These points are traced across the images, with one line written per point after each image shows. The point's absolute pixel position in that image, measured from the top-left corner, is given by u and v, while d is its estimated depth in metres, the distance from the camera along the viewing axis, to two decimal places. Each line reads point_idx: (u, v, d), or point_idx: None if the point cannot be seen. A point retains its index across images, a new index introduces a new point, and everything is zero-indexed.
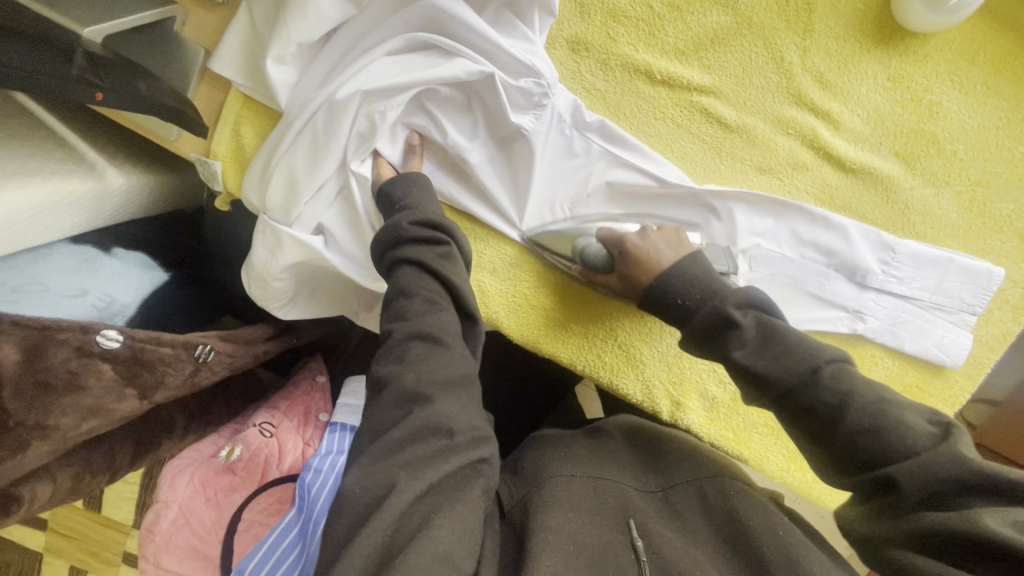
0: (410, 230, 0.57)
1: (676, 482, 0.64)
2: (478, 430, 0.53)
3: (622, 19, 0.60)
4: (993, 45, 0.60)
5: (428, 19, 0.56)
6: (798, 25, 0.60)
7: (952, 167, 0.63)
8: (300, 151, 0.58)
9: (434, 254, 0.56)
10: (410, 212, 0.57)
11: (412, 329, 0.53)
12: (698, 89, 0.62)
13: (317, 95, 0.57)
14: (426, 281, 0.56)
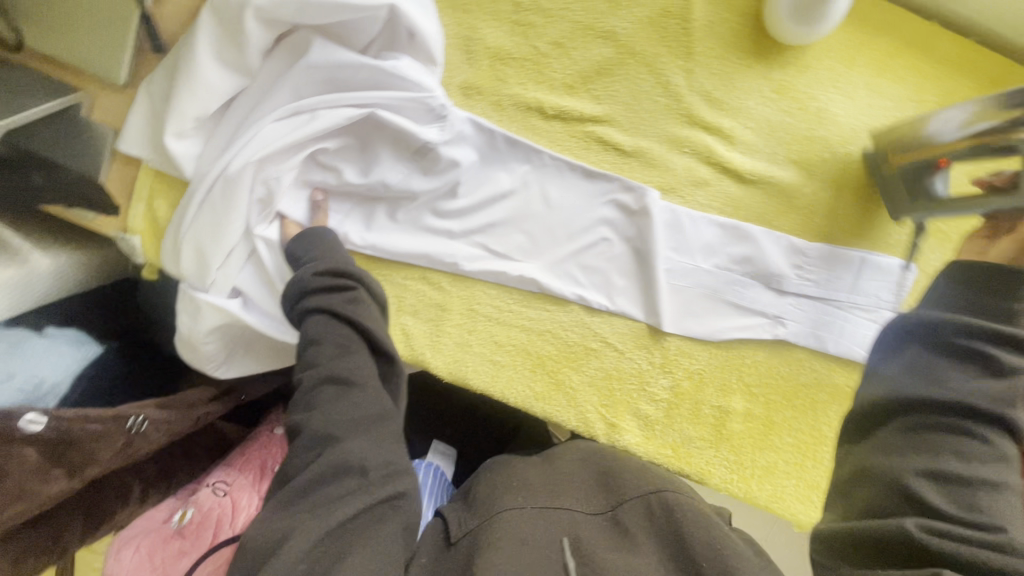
0: (313, 278, 0.57)
1: (625, 498, 0.61)
2: (393, 465, 0.51)
3: (508, 61, 0.62)
4: (870, 48, 0.62)
5: (308, 81, 0.58)
6: (679, 49, 0.62)
7: (849, 168, 0.64)
8: (203, 223, 0.60)
9: (343, 300, 0.57)
10: (314, 264, 0.58)
11: (321, 375, 0.53)
12: (590, 119, 0.63)
13: (213, 168, 0.59)
14: (334, 326, 0.56)
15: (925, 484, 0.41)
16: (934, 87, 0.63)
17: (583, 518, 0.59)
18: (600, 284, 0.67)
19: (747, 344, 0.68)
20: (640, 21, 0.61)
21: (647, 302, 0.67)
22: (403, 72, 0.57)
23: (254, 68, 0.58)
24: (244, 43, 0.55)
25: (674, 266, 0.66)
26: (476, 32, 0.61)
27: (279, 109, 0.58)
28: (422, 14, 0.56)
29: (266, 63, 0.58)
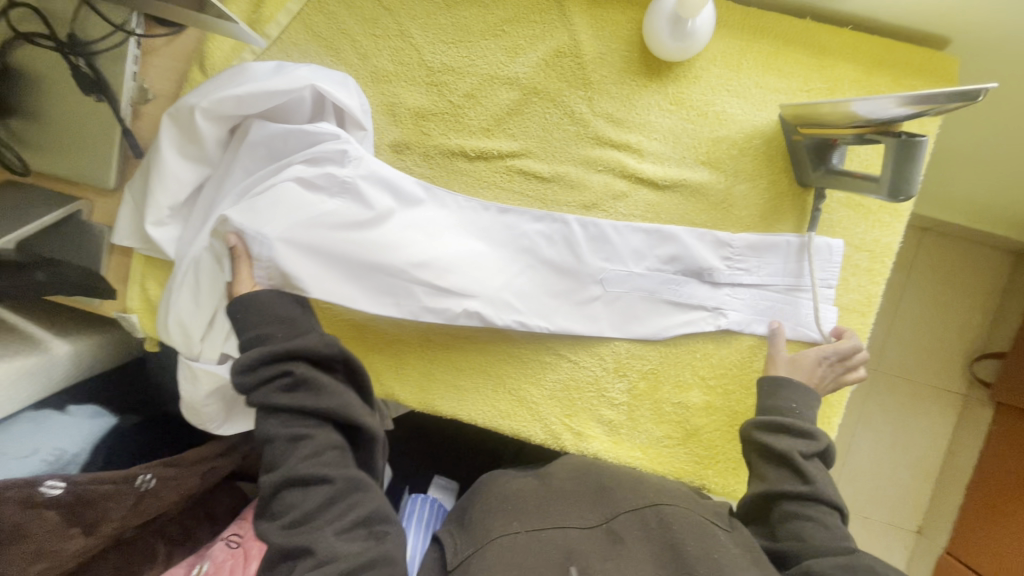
0: (257, 377, 0.54)
1: (621, 512, 0.59)
2: (361, 517, 0.52)
3: (429, 117, 0.70)
4: (753, 51, 0.67)
5: (252, 156, 0.67)
6: (578, 82, 0.69)
7: (759, 160, 0.68)
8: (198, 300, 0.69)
9: (288, 385, 0.54)
10: (251, 350, 0.55)
11: (288, 478, 0.51)
12: (509, 155, 0.70)
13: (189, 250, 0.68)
14: (288, 419, 0.54)
15: (803, 510, 0.56)
16: (822, 75, 0.67)
17: (578, 533, 0.57)
18: (538, 307, 0.70)
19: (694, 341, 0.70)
20: (538, 64, 0.69)
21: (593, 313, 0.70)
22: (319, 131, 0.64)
23: (213, 158, 0.68)
24: (199, 138, 0.65)
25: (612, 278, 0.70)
26: (397, 97, 0.70)
27: (233, 186, 0.67)
28: (343, 89, 0.65)
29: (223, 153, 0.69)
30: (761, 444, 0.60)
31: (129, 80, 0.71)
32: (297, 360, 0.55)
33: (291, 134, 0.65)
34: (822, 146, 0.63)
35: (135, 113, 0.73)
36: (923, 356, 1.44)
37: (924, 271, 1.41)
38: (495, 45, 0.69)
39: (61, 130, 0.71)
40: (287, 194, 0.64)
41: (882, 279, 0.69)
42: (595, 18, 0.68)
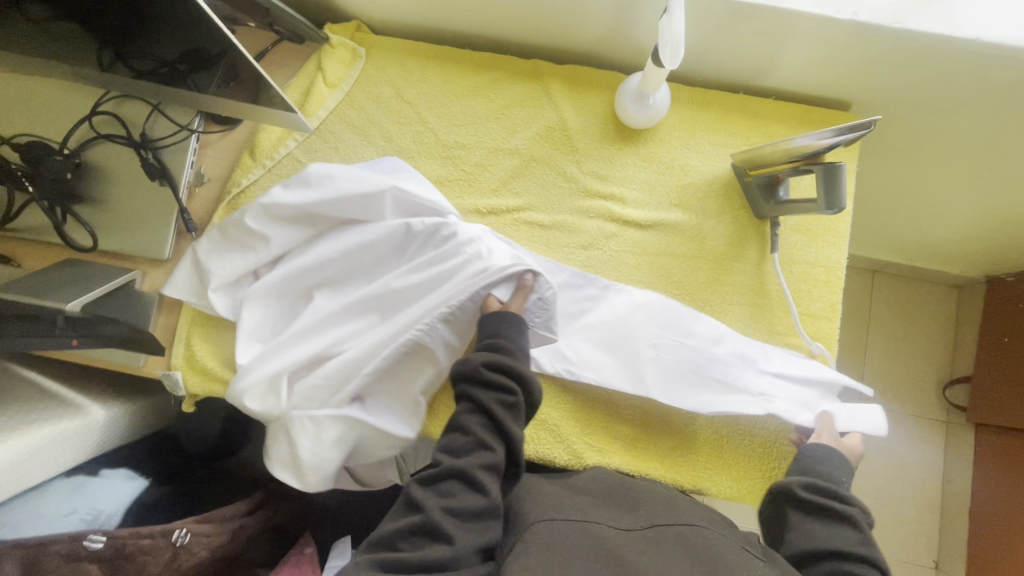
0: (470, 376, 0.63)
1: (658, 523, 0.62)
2: (484, 534, 0.57)
3: (446, 183, 0.84)
4: (703, 118, 0.84)
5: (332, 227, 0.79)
6: (567, 149, 0.84)
7: (720, 200, 0.83)
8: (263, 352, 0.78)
9: (502, 399, 0.62)
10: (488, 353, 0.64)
11: (462, 471, 0.58)
12: (516, 209, 0.83)
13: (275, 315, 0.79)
14: (485, 424, 0.61)
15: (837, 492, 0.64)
16: (759, 133, 0.84)
17: (613, 531, 0.60)
18: (568, 341, 0.79)
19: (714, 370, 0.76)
20: (533, 137, 0.85)
21: (614, 358, 0.78)
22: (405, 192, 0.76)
23: (276, 232, 0.78)
24: (272, 211, 0.77)
25: (660, 341, 0.77)
26: (418, 169, 0.85)
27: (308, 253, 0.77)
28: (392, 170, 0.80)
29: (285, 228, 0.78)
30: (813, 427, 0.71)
31: (188, 168, 0.83)
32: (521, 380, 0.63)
33: (341, 201, 0.76)
34: (769, 186, 0.78)
35: (190, 195, 0.85)
36: (898, 386, 1.54)
37: (882, 308, 1.56)
38: (498, 125, 0.85)
39: (125, 211, 0.82)
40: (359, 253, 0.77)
41: (838, 289, 0.81)
42: (576, 101, 0.85)
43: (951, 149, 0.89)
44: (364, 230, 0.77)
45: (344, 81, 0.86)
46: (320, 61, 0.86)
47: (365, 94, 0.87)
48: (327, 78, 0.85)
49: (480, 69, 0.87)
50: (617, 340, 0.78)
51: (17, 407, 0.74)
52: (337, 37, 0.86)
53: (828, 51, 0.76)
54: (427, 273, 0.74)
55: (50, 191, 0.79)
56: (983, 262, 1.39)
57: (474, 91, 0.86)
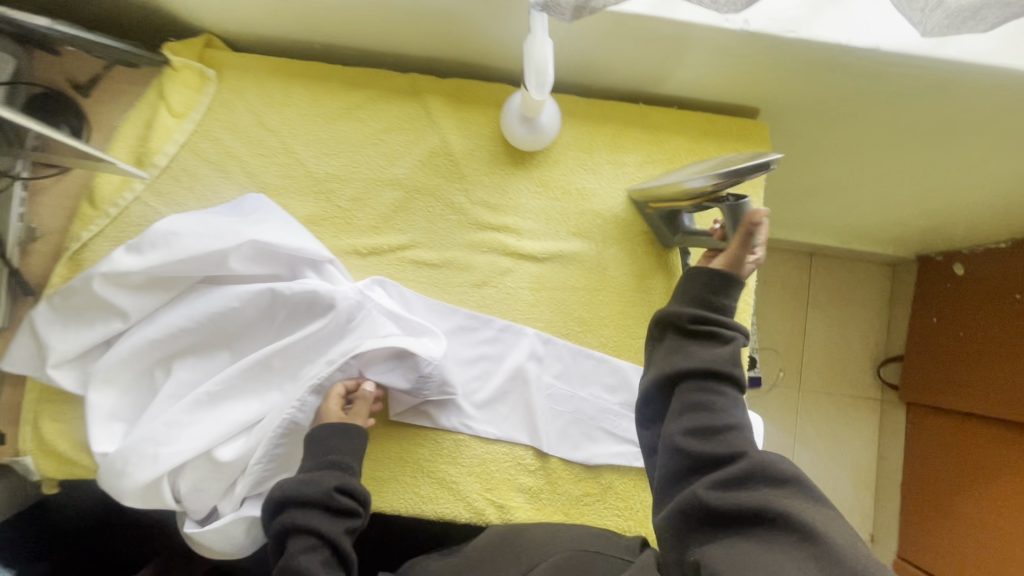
0: (305, 514, 0.63)
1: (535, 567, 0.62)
2: None
3: (320, 223, 0.75)
4: (600, 134, 0.77)
5: (192, 286, 0.70)
6: (453, 176, 0.76)
7: (620, 226, 0.76)
8: (125, 432, 0.70)
9: (331, 520, 0.63)
10: (320, 475, 0.65)
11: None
12: (400, 247, 0.76)
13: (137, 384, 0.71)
14: (316, 554, 0.61)
15: (701, 420, 0.53)
16: (661, 149, 0.77)
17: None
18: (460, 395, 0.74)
19: (609, 416, 0.75)
20: (414, 165, 0.76)
21: (507, 411, 0.75)
22: (266, 240, 0.68)
23: (128, 302, 0.68)
24: (113, 273, 0.66)
25: (554, 392, 0.75)
26: (288, 209, 0.75)
27: (166, 319, 0.69)
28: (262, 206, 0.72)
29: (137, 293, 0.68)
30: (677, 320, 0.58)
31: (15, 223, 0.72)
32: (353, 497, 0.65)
33: (194, 263, 0.67)
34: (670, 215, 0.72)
35: (24, 252, 0.74)
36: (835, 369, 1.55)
37: (821, 294, 1.43)
38: (374, 152, 0.76)
39: None
40: (229, 317, 0.69)
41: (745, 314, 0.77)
42: (460, 121, 0.76)
43: (863, 148, 0.85)
44: (228, 292, 0.69)
45: (192, 109, 0.75)
46: (162, 87, 0.74)
47: (220, 122, 0.76)
48: (171, 107, 0.74)
49: (350, 88, 0.77)
50: (510, 392, 0.75)
51: None
52: (179, 58, 0.74)
53: (724, 61, 0.69)
54: (298, 343, 0.69)
55: None
56: (911, 245, 1.30)
57: (346, 114, 0.76)
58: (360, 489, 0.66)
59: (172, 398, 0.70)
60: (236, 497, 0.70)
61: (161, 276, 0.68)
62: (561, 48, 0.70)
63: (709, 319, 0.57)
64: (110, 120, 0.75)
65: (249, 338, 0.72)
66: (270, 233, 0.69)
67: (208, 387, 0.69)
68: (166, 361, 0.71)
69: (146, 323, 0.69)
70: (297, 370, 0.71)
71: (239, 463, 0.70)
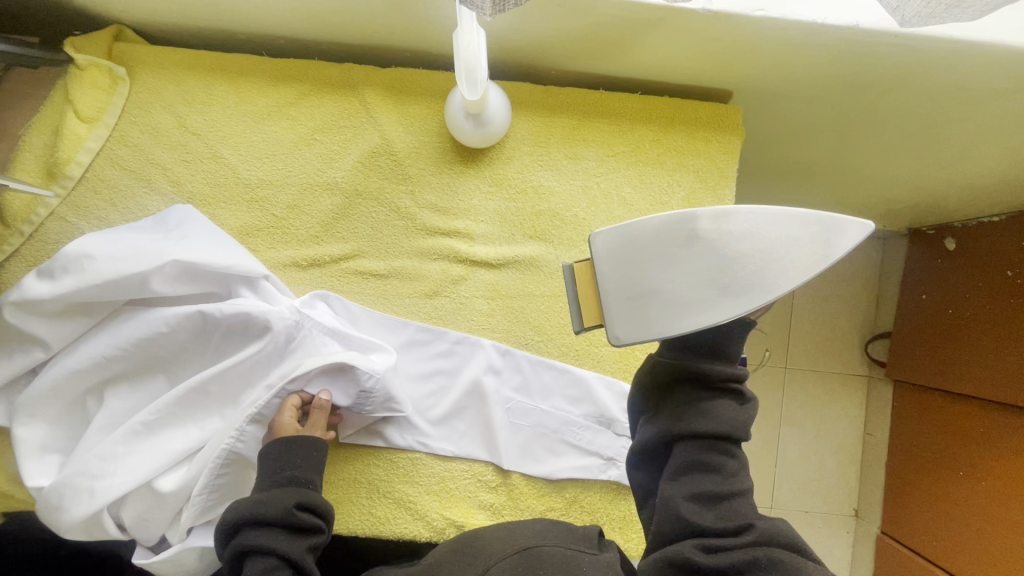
0: (264, 534, 0.56)
1: (493, 565, 0.55)
2: None
3: (255, 234, 0.70)
4: (557, 127, 0.70)
5: (121, 311, 0.66)
6: (397, 178, 0.70)
7: (580, 227, 0.71)
8: (60, 466, 0.66)
9: (290, 538, 0.57)
10: (275, 491, 0.58)
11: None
12: (344, 257, 0.70)
13: (71, 415, 0.68)
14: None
15: (710, 481, 0.50)
16: (624, 140, 0.71)
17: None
18: (416, 411, 0.71)
19: (573, 429, 0.71)
20: (354, 167, 0.70)
21: (465, 427, 0.71)
22: (189, 258, 0.62)
23: (49, 331, 0.64)
24: (26, 300, 0.61)
25: (514, 405, 0.71)
26: (219, 220, 0.70)
27: (93, 347, 0.64)
28: (187, 218, 0.66)
29: (59, 322, 0.64)
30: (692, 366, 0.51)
31: None
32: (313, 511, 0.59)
33: (113, 287, 0.61)
34: None
35: None
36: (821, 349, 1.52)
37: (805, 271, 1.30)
38: (309, 153, 0.70)
39: None
40: (159, 341, 0.64)
41: None
42: (402, 116, 0.69)
43: (844, 129, 0.78)
44: (156, 316, 0.64)
45: (105, 113, 0.68)
46: (70, 90, 0.67)
47: (138, 127, 0.69)
48: (81, 111, 0.67)
49: (278, 83, 0.69)
50: (468, 407, 0.71)
51: None
52: (84, 56, 0.67)
53: (686, 44, 0.62)
54: (233, 366, 0.64)
55: None
56: (901, 216, 1.16)
57: (276, 112, 0.70)
58: (321, 502, 0.60)
59: (105, 428, 0.66)
60: (182, 530, 0.66)
61: (80, 302, 0.63)
62: (506, 34, 0.63)
63: (730, 375, 0.51)
64: (17, 128, 0.69)
65: (185, 362, 0.67)
66: (194, 248, 0.63)
67: (141, 416, 0.65)
68: (98, 389, 0.67)
69: (71, 352, 0.65)
70: (237, 394, 0.67)
71: (181, 495, 0.65)
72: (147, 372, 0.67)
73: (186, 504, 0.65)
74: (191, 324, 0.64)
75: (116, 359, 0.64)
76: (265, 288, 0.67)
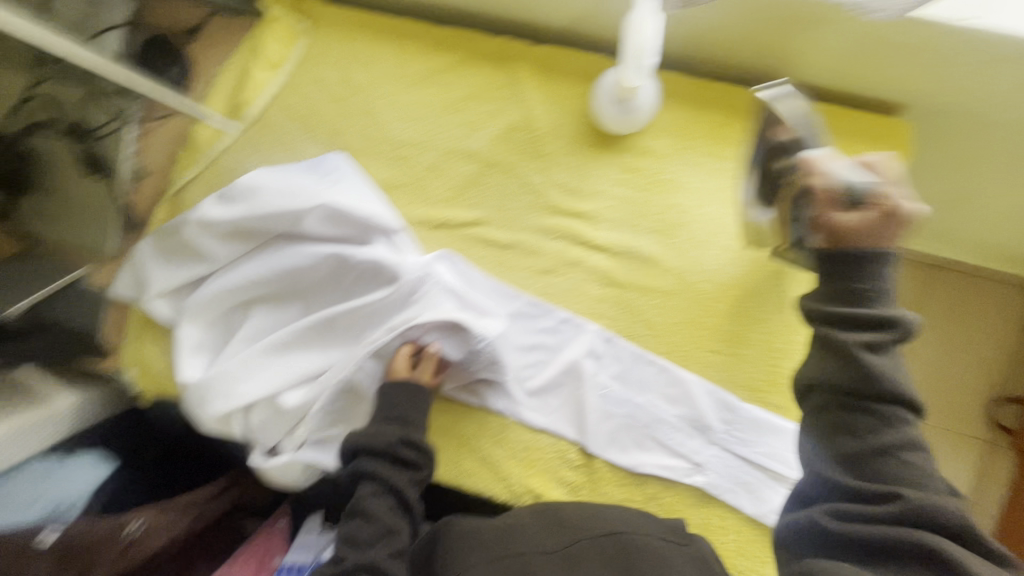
0: (370, 465, 0.64)
1: (584, 539, 0.58)
2: None
3: (394, 189, 0.75)
4: (702, 122, 0.69)
5: (272, 242, 0.74)
6: (532, 154, 0.72)
7: (706, 228, 0.69)
8: (207, 368, 0.76)
9: (397, 473, 0.64)
10: (387, 430, 0.65)
11: (365, 561, 0.60)
12: (469, 223, 0.73)
13: (219, 325, 0.77)
14: (383, 502, 0.63)
15: (879, 464, 0.47)
16: None
17: (541, 561, 0.56)
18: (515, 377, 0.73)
19: (665, 428, 0.70)
20: (493, 138, 0.72)
21: (557, 404, 0.73)
22: (341, 204, 0.68)
23: (216, 249, 0.73)
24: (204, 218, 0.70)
25: (609, 393, 0.71)
26: (364, 172, 0.75)
27: (248, 268, 0.73)
28: (340, 165, 0.72)
29: (224, 242, 0.73)
30: (825, 318, 0.50)
31: (127, 162, 0.78)
32: (416, 452, 0.65)
33: (273, 219, 0.69)
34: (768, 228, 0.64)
35: (134, 189, 0.80)
36: None
37: None
38: (454, 120, 0.73)
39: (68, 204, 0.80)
40: (302, 271, 0.72)
41: None
42: (547, 93, 0.71)
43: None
44: (303, 250, 0.71)
45: (284, 62, 0.75)
46: (259, 38, 0.75)
47: (309, 77, 0.76)
48: (266, 59, 0.75)
49: (436, 50, 0.73)
50: (563, 384, 0.73)
51: None
52: (276, 10, 0.75)
53: (851, 44, 0.60)
54: (359, 306, 0.71)
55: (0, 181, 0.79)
56: None
57: (430, 77, 0.73)
58: (423, 443, 0.65)
59: (247, 342, 0.75)
60: (295, 443, 0.74)
61: (244, 228, 0.71)
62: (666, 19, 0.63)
63: (851, 313, 0.49)
64: (212, 68, 0.78)
65: (316, 296, 0.74)
66: (345, 195, 0.69)
67: (278, 336, 0.73)
68: (244, 307, 0.76)
69: (229, 271, 0.74)
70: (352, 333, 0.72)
71: (300, 413, 0.73)
72: (286, 300, 0.75)
73: (303, 422, 0.73)
74: (330, 262, 0.71)
75: (265, 283, 0.73)
76: (399, 241, 0.72)
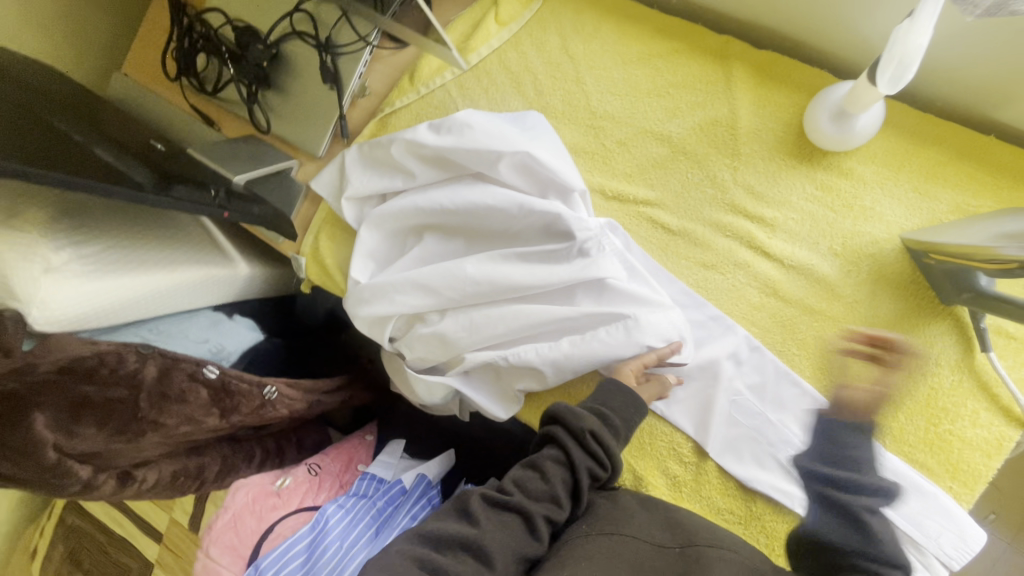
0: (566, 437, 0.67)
1: (699, 543, 0.60)
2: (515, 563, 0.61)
3: (581, 154, 0.79)
4: (918, 158, 0.66)
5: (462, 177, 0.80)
6: (727, 151, 0.73)
7: (891, 264, 0.67)
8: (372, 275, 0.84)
9: (587, 464, 0.66)
10: (596, 420, 0.66)
11: (528, 513, 0.63)
12: (644, 202, 0.76)
13: (394, 239, 0.85)
14: (562, 479, 0.66)
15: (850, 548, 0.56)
16: (994, 195, 0.64)
17: (650, 549, 0.60)
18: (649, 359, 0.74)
19: (790, 451, 0.68)
20: (692, 127, 0.74)
21: (683, 396, 0.73)
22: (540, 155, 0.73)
23: (414, 169, 0.81)
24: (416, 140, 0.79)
25: (740, 400, 0.70)
26: (558, 132, 0.80)
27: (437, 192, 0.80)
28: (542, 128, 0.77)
29: (424, 168, 0.81)
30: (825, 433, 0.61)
31: (356, 78, 0.89)
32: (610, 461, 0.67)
33: (476, 154, 0.75)
34: (957, 271, 0.61)
35: (352, 103, 0.91)
36: None
37: None
38: (657, 104, 0.76)
39: (297, 105, 0.92)
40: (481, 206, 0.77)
41: (1016, 421, 0.63)
42: (759, 97, 0.72)
43: None
44: (490, 189, 0.77)
45: (515, 21, 0.82)
46: None
47: (531, 38, 0.82)
48: (500, 15, 0.82)
49: (658, 35, 0.77)
50: (694, 379, 0.73)
51: (186, 242, 0.91)
52: None
53: None
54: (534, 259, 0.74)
55: (251, 74, 0.91)
56: None
57: (644, 59, 0.77)
58: (615, 456, 0.67)
59: (416, 259, 0.82)
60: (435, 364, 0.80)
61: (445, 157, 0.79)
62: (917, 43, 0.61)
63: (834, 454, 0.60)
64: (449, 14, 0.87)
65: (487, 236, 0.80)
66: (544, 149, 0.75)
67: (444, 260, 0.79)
68: (420, 231, 0.83)
69: (419, 191, 0.81)
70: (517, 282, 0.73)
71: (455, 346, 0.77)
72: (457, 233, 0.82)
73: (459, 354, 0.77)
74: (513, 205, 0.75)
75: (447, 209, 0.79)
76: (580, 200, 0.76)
